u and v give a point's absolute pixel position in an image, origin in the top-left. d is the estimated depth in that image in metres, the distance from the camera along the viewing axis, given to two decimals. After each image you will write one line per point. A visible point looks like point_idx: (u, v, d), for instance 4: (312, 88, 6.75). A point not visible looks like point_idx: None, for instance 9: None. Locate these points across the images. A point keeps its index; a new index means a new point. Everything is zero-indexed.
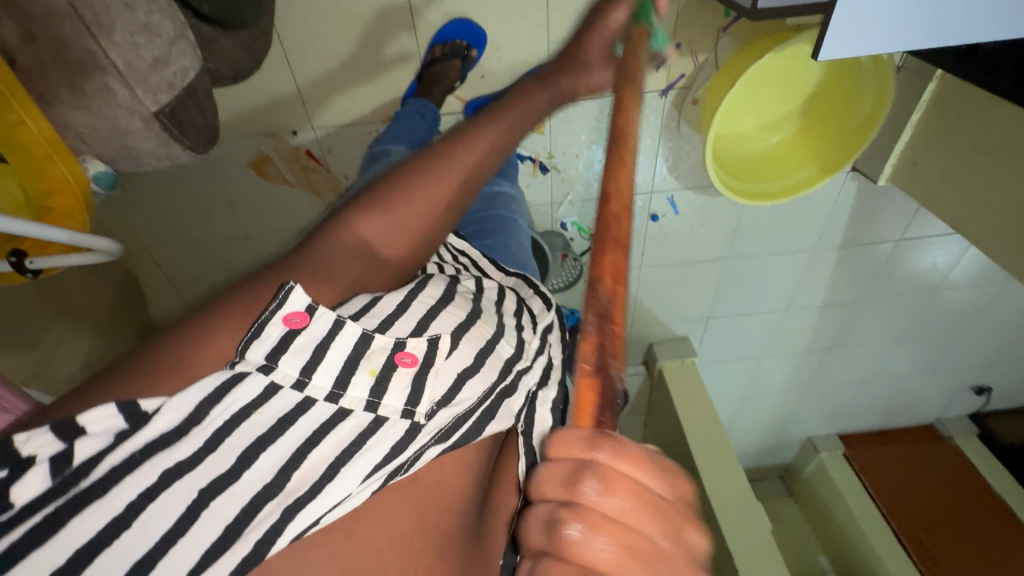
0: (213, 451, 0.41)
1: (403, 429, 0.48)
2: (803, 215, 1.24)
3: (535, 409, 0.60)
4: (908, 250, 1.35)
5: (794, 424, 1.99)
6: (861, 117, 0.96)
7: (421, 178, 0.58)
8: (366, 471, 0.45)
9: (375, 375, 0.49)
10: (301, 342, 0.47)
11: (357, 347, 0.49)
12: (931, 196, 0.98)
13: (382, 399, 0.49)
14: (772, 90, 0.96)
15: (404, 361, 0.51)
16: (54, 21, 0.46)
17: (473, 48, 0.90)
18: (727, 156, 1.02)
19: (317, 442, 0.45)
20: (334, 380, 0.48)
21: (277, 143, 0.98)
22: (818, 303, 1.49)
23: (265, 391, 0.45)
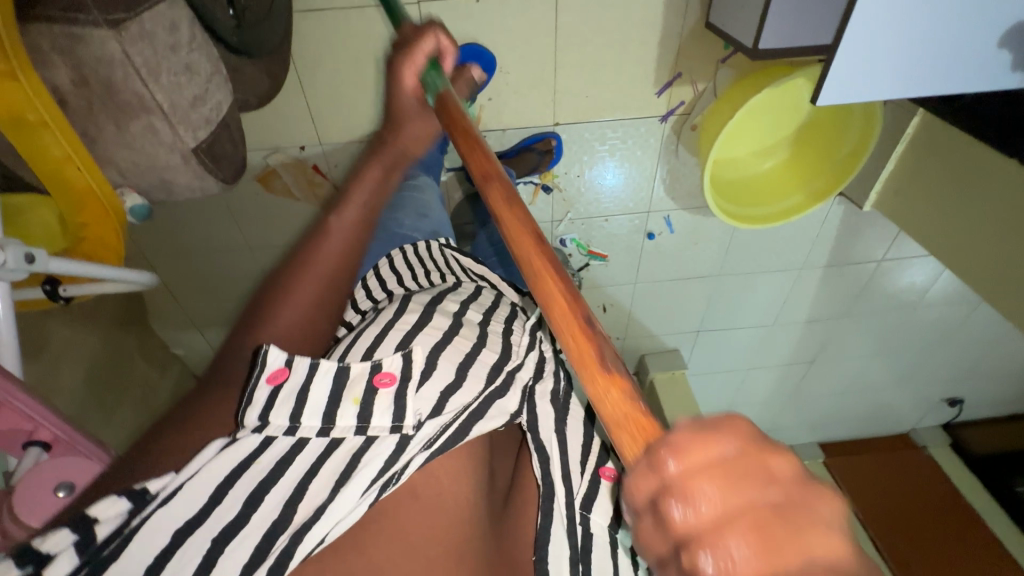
0: (219, 504, 0.45)
1: (392, 445, 0.51)
2: (792, 236, 1.28)
3: (536, 405, 0.60)
4: (889, 269, 1.41)
5: (777, 432, 2.05)
6: (849, 146, 1.01)
7: (297, 275, 0.60)
8: (365, 484, 0.47)
9: (359, 403, 0.52)
10: (286, 393, 0.51)
11: (338, 380, 0.53)
12: (919, 212, 1.02)
13: (370, 422, 0.52)
14: (767, 119, 1.00)
15: (383, 382, 0.53)
16: (108, 65, 0.51)
17: (483, 71, 0.92)
18: (724, 177, 1.06)
19: (315, 472, 0.48)
20: (323, 416, 0.52)
21: (284, 157, 0.99)
22: (804, 319, 1.54)
23: (262, 444, 0.49)
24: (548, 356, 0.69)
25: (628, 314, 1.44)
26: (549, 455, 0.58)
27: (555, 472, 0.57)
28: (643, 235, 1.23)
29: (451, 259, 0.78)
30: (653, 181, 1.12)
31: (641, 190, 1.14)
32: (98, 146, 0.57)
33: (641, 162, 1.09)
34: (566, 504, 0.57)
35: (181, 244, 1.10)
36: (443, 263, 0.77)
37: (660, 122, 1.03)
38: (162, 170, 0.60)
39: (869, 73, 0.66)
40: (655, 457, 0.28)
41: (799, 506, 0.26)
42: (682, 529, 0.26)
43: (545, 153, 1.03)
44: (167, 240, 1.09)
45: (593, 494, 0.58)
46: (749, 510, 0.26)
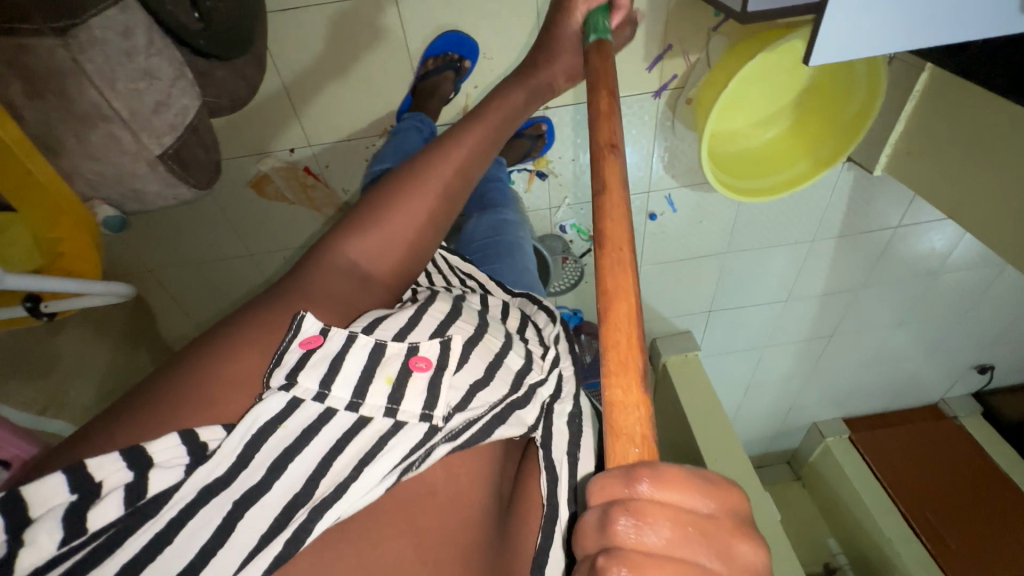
0: (245, 468, 0.41)
1: (420, 434, 0.47)
2: (802, 207, 1.24)
3: (551, 423, 0.59)
4: (906, 236, 1.36)
5: (798, 409, 2.02)
6: (851, 113, 0.96)
7: (410, 189, 0.60)
8: (387, 469, 0.44)
9: (392, 382, 0.49)
10: (318, 358, 0.47)
11: (373, 355, 0.49)
12: (937, 189, 0.97)
13: (400, 405, 0.48)
14: (768, 85, 0.96)
15: (418, 366, 0.51)
16: (60, 76, 0.51)
17: (466, 59, 0.90)
18: (723, 149, 1.03)
19: (341, 448, 0.44)
20: (353, 389, 0.47)
21: (274, 161, 0.99)
22: (819, 293, 1.49)
23: (287, 407, 0.44)
24: (567, 375, 0.65)
25: None
26: (558, 475, 0.57)
27: (561, 492, 0.56)
28: (646, 217, 1.20)
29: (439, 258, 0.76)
30: (651, 159, 1.09)
31: (640, 170, 1.11)
32: (60, 160, 0.58)
33: (637, 140, 1.06)
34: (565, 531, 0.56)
35: (179, 255, 1.11)
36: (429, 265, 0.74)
37: (653, 98, 0.99)
38: (131, 178, 0.61)
39: (860, 26, 0.63)
40: (636, 474, 0.32)
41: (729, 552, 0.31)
42: (626, 532, 0.31)
43: (536, 138, 1.03)
44: (164, 251, 1.10)
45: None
46: (690, 553, 0.31)
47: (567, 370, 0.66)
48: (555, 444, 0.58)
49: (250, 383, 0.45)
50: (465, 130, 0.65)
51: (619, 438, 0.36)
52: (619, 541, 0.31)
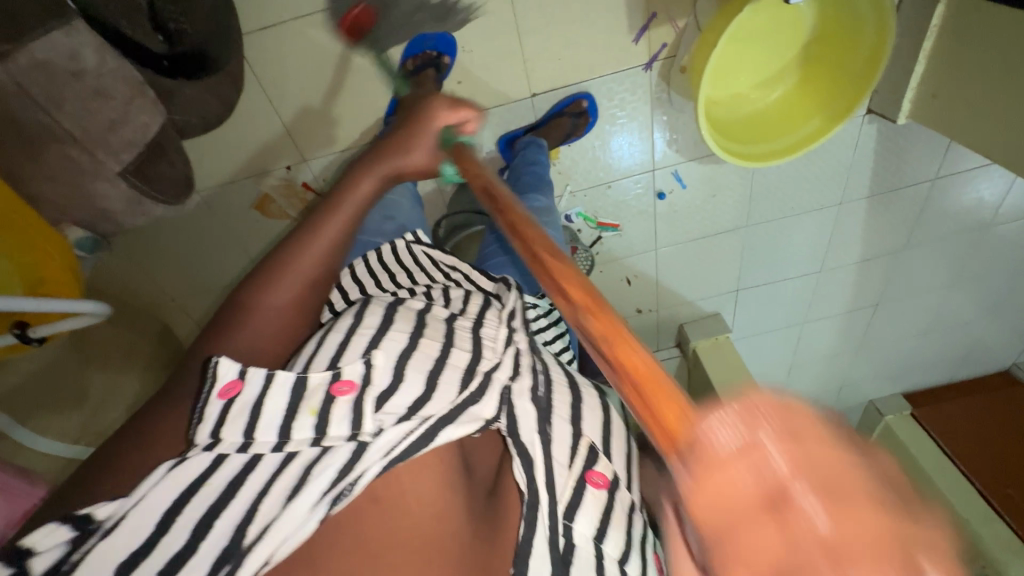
0: (166, 532, 0.47)
1: (347, 454, 0.52)
2: (823, 167, 1.16)
3: (514, 407, 0.59)
4: (948, 189, 1.25)
5: (850, 388, 1.89)
6: (857, 70, 0.90)
7: (269, 286, 0.61)
8: (315, 497, 0.48)
9: (316, 414, 0.54)
10: (238, 407, 0.54)
11: (295, 393, 0.55)
12: (966, 129, 0.88)
13: (326, 432, 0.53)
14: (767, 39, 0.92)
15: (342, 391, 0.55)
16: (11, 103, 0.57)
17: (444, 54, 0.90)
18: (719, 114, 0.97)
19: (267, 490, 0.50)
20: (277, 431, 0.53)
21: (274, 180, 1.01)
22: (855, 260, 1.39)
23: (211, 465, 0.51)
24: (524, 349, 0.66)
25: (656, 284, 1.36)
26: (533, 457, 0.58)
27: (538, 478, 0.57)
28: (654, 196, 1.15)
29: (420, 255, 0.82)
30: (651, 136, 1.04)
31: (640, 147, 1.06)
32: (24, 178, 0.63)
33: (634, 117, 1.01)
34: (548, 514, 0.57)
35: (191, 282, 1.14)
36: (412, 261, 0.81)
37: (644, 71, 0.95)
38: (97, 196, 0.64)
39: None
40: (726, 414, 0.27)
41: (910, 496, 0.24)
42: (772, 488, 0.24)
43: (578, 116, 0.98)
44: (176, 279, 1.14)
45: (577, 502, 0.59)
46: (856, 487, 0.23)
47: (524, 346, 0.66)
48: (522, 428, 0.59)
49: (130, 471, 0.51)
50: (324, 216, 0.65)
51: (667, 411, 0.31)
52: (764, 494, 0.24)
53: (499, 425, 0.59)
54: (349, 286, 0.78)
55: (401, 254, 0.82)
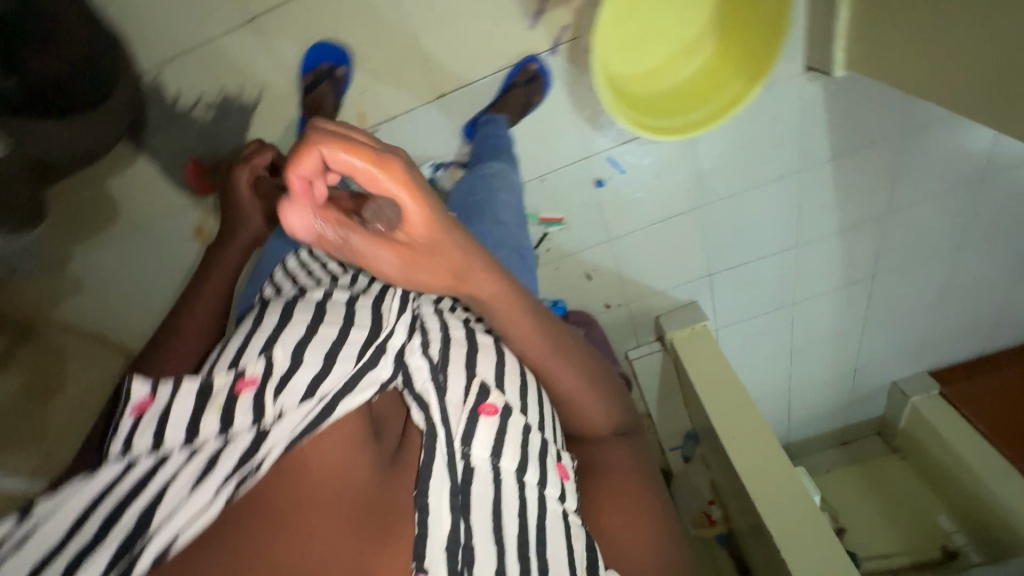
0: (68, 539, 0.46)
1: (249, 440, 0.52)
2: (771, 131, 1.09)
3: (405, 365, 0.62)
4: (924, 142, 1.15)
5: (867, 370, 1.75)
6: (763, 30, 0.87)
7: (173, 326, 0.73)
8: (220, 481, 0.49)
9: (220, 409, 0.54)
10: (149, 417, 0.54)
11: (200, 395, 0.55)
12: (900, 65, 0.83)
13: (231, 423, 0.54)
14: (672, 5, 0.88)
15: (244, 387, 0.55)
16: None
17: (337, 65, 0.90)
18: (635, 89, 0.93)
19: (171, 481, 0.50)
20: (185, 427, 0.54)
21: (205, 210, 1.02)
22: (836, 231, 1.29)
23: (122, 471, 0.52)
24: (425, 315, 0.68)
25: (619, 276, 1.30)
26: (428, 402, 0.61)
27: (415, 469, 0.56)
28: (592, 184, 1.10)
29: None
30: (578, 123, 1.01)
31: (566, 134, 1.03)
32: None
33: (552, 103, 0.98)
34: (443, 446, 0.59)
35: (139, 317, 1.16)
36: None
37: (550, 55, 0.93)
38: None
39: None
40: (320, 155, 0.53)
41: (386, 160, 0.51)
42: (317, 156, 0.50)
43: (529, 82, 0.94)
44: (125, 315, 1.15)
45: (473, 429, 0.62)
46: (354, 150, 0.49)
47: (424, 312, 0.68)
48: (415, 381, 0.62)
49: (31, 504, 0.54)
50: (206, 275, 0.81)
51: None
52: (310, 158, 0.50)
53: (396, 379, 0.62)
54: (278, 277, 0.77)
55: None
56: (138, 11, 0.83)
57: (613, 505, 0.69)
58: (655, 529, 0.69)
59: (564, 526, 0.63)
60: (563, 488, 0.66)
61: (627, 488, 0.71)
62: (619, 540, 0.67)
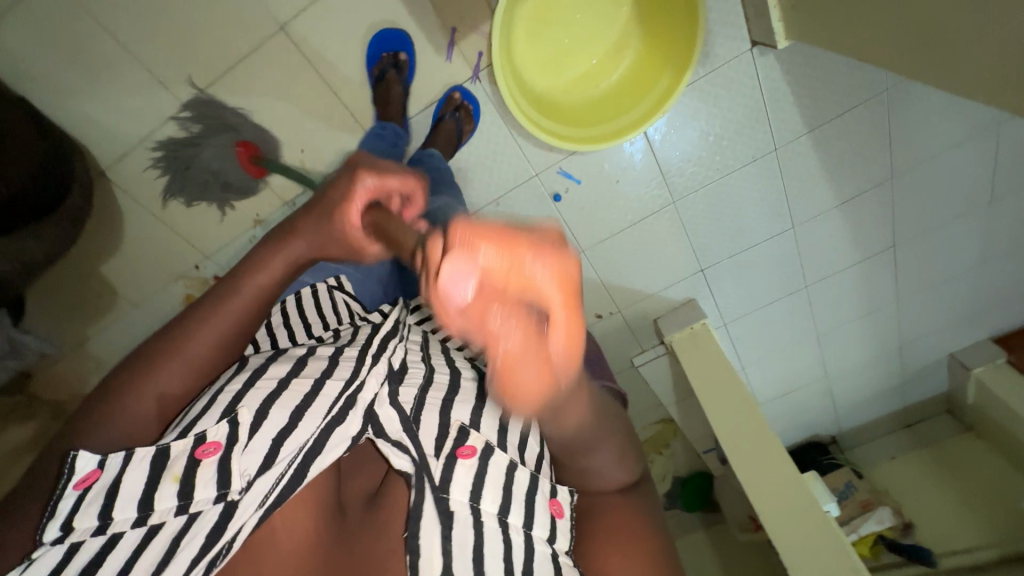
0: None
1: (215, 516, 0.49)
2: (729, 115, 1.03)
3: (375, 416, 0.59)
4: (915, 94, 1.02)
5: (914, 344, 1.57)
6: (683, 29, 0.83)
7: (150, 372, 0.53)
8: (185, 566, 0.46)
9: (179, 479, 0.51)
10: (94, 493, 0.49)
11: (157, 460, 0.51)
12: (838, 32, 0.78)
13: (192, 496, 0.50)
14: (587, 9, 0.85)
15: (207, 453, 0.52)
16: None
17: (400, 54, 0.90)
18: (567, 100, 0.91)
19: (128, 568, 0.46)
20: (137, 505, 0.49)
21: (188, 280, 1.09)
22: (833, 204, 1.18)
23: (65, 556, 0.46)
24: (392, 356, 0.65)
25: (602, 285, 1.26)
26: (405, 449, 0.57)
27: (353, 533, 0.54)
28: (550, 199, 1.09)
29: (340, 301, 0.84)
30: (519, 144, 1.00)
31: (510, 155, 1.02)
32: None
33: (487, 130, 0.98)
34: None
35: None
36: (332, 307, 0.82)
37: (472, 83, 0.93)
38: None
39: None
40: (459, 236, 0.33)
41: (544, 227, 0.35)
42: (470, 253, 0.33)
43: (455, 111, 0.95)
44: None
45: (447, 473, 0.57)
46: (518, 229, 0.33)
47: (394, 355, 0.66)
48: (386, 429, 0.58)
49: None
50: (218, 305, 0.56)
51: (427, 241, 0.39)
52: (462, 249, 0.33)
53: (364, 431, 0.58)
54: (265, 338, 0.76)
55: (321, 297, 0.83)
56: (88, 112, 0.90)
57: (615, 550, 0.59)
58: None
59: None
60: (554, 527, 0.60)
61: (634, 535, 0.60)
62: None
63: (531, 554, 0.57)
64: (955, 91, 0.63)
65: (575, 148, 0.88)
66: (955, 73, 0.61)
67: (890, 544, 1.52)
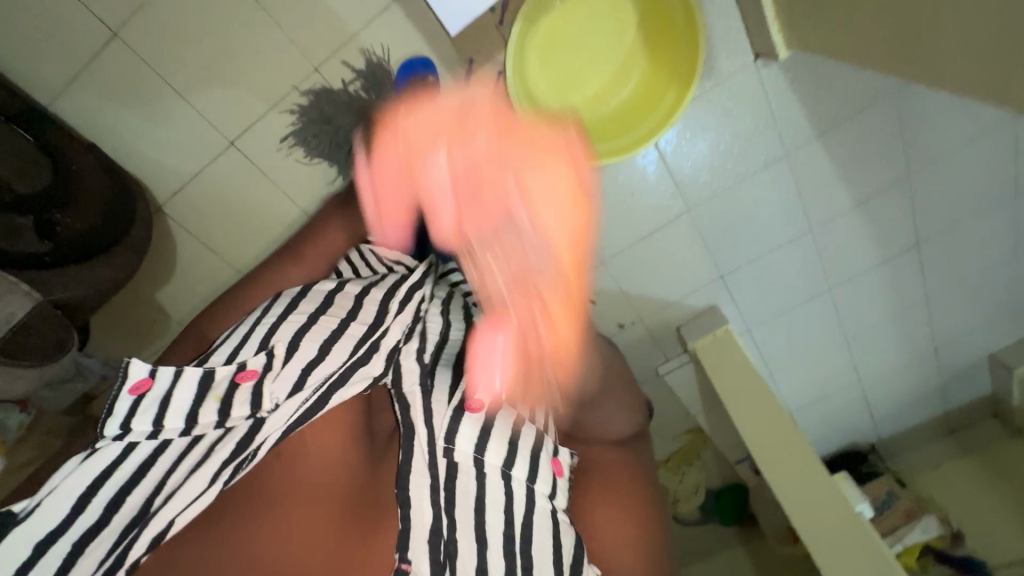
0: (80, 514, 0.57)
1: (244, 430, 0.64)
2: (737, 123, 1.07)
3: (399, 363, 0.74)
4: (925, 93, 1.04)
5: (949, 345, 1.53)
6: (687, 44, 0.89)
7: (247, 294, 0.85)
8: (213, 471, 0.60)
9: (220, 399, 0.65)
10: (148, 402, 0.64)
11: (202, 381, 0.66)
12: (834, 43, 0.82)
13: (229, 412, 0.65)
14: (597, 31, 0.90)
15: (244, 377, 0.67)
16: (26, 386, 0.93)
17: (429, 76, 0.95)
18: (586, 116, 0.96)
19: (176, 466, 0.62)
20: (184, 416, 0.64)
21: None
22: (850, 206, 1.19)
23: (123, 451, 0.62)
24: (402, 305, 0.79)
25: (623, 294, 1.28)
26: (412, 405, 0.71)
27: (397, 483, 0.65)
28: None
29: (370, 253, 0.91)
30: None
31: None
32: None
33: None
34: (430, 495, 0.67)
35: None
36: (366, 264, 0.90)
37: None
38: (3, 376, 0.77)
39: None
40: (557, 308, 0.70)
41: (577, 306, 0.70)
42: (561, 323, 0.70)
43: None
44: None
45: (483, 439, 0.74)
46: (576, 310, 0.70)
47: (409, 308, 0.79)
48: (406, 381, 0.73)
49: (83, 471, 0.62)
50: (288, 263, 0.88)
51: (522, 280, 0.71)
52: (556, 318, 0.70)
53: (385, 376, 0.73)
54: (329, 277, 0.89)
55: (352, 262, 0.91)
56: (148, 153, 1.00)
57: (597, 506, 0.78)
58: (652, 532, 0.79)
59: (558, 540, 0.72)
60: (554, 484, 0.76)
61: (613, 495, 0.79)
62: (606, 549, 0.76)
63: (531, 507, 0.73)
64: (949, 90, 0.66)
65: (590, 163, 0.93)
66: (946, 73, 0.65)
67: (940, 556, 1.44)
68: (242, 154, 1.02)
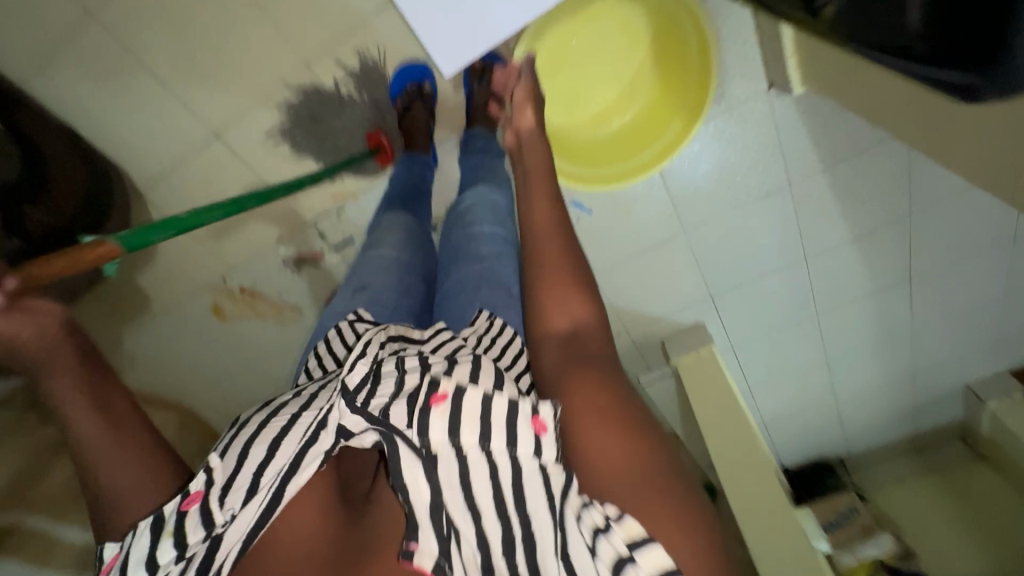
0: None
1: (205, 555, 0.40)
2: (742, 151, 1.03)
3: (343, 419, 0.44)
4: None
5: (927, 373, 1.55)
6: (698, 70, 0.84)
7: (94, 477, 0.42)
8: None
9: (175, 535, 0.40)
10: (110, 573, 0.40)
11: (151, 526, 0.41)
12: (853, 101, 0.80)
13: (189, 543, 0.40)
14: (603, 58, 0.87)
15: (190, 502, 0.41)
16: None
17: (422, 82, 0.94)
18: (578, 138, 0.93)
19: None
20: (143, 565, 0.40)
21: (216, 290, 1.15)
22: (847, 240, 1.18)
23: None
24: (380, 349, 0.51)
25: (611, 307, 1.28)
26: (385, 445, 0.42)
27: None
28: None
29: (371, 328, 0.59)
30: None
31: None
32: None
33: None
34: None
35: (174, 384, 1.31)
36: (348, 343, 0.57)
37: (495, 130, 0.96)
38: None
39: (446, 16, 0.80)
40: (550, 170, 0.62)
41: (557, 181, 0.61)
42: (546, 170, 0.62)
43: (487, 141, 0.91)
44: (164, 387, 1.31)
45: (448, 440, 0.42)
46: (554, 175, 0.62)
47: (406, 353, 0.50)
48: (356, 427, 0.44)
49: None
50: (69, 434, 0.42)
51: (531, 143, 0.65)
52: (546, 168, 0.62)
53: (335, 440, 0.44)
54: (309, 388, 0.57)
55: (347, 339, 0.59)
56: (127, 138, 0.95)
57: (594, 414, 0.41)
58: (710, 526, 0.38)
59: (560, 537, 0.38)
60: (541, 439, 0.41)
61: (613, 404, 0.42)
62: (603, 474, 0.39)
63: (517, 477, 0.41)
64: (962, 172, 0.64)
65: (588, 189, 0.90)
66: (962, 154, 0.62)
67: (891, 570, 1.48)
68: (220, 142, 0.96)
